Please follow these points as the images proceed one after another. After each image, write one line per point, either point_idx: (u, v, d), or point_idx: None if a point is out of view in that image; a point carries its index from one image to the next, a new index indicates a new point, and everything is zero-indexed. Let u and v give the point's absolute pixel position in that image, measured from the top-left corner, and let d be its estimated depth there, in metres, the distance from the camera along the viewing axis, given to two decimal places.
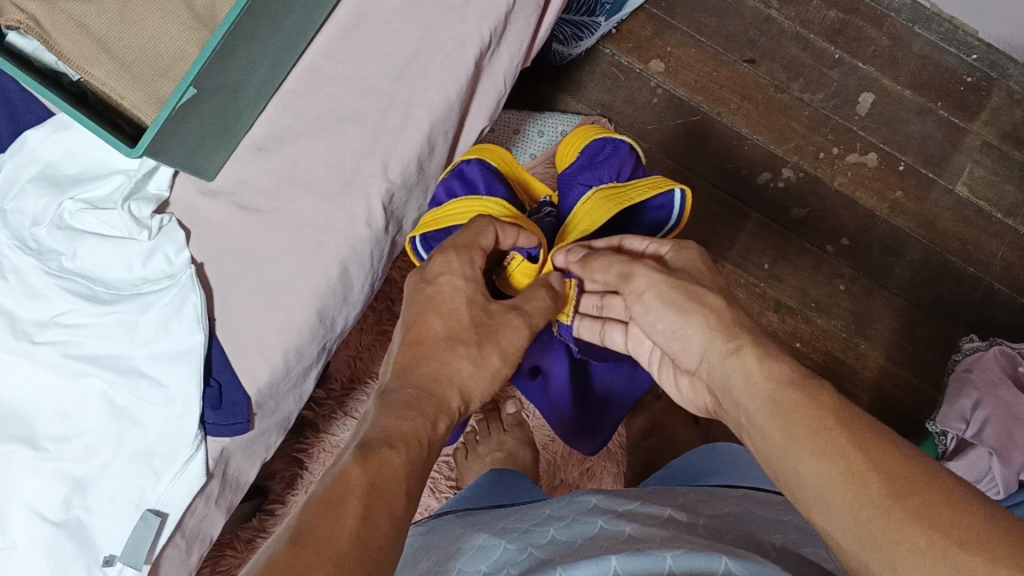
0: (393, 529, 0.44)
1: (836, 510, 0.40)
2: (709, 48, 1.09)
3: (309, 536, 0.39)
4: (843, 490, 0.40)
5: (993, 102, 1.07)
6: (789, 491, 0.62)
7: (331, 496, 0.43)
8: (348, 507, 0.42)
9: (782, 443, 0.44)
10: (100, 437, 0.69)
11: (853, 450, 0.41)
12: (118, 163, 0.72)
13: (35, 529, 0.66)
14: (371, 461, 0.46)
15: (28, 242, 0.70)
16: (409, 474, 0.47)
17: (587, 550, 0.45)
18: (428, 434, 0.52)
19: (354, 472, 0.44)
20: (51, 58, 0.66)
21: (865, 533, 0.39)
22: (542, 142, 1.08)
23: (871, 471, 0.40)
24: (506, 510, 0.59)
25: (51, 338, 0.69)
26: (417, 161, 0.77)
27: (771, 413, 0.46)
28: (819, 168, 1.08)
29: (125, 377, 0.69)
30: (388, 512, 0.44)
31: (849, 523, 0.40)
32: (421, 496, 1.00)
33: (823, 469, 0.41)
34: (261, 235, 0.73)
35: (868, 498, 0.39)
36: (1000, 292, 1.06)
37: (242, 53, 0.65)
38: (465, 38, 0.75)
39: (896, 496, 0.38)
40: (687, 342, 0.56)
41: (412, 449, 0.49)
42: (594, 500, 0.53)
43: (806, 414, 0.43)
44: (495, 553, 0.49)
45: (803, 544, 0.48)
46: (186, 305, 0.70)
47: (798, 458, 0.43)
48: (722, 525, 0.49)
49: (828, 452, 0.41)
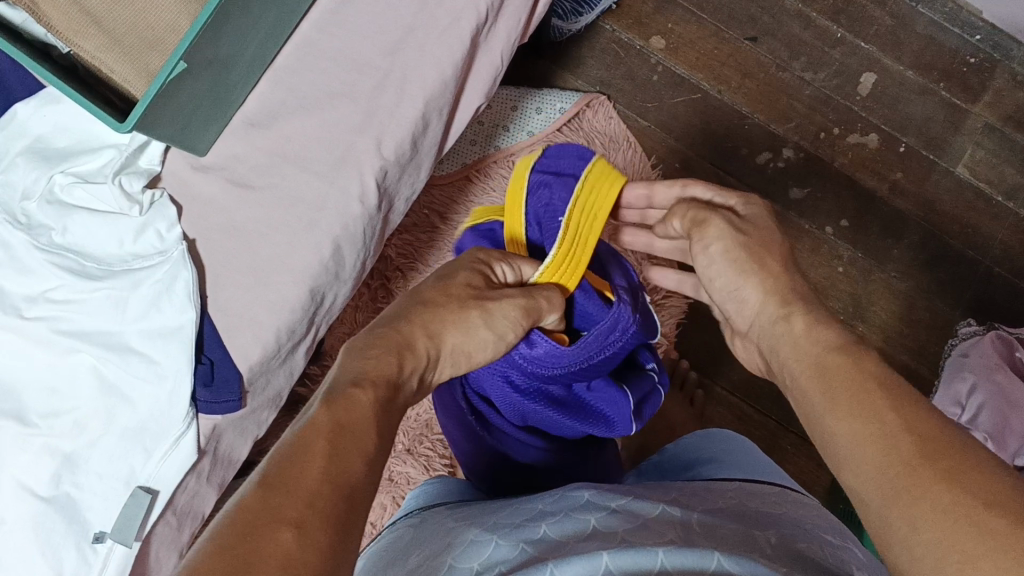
0: (369, 473, 0.45)
1: (865, 470, 0.46)
2: (710, 24, 1.07)
3: (279, 473, 0.41)
4: (876, 448, 0.46)
5: (996, 84, 1.05)
6: (791, 484, 0.61)
7: (368, 442, 0.47)
8: (364, 448, 0.46)
9: (825, 403, 0.52)
10: (90, 412, 0.68)
11: (889, 414, 0.47)
12: (109, 137, 0.71)
13: (24, 505, 0.66)
14: (336, 401, 0.48)
15: (20, 216, 0.70)
16: (377, 424, 0.49)
17: (579, 547, 0.45)
18: (395, 374, 0.54)
19: (324, 414, 0.46)
20: (41, 31, 0.65)
21: (892, 488, 0.44)
22: (540, 120, 1.07)
23: (906, 435, 0.45)
24: (495, 503, 0.59)
25: (40, 313, 0.69)
26: (410, 138, 0.75)
27: (819, 380, 0.53)
28: (819, 148, 1.07)
29: (116, 353, 0.69)
30: (360, 453, 0.46)
31: (878, 478, 0.45)
32: (415, 473, 0.99)
33: (862, 431, 0.47)
34: (253, 212, 0.72)
35: (899, 459, 0.44)
36: (999, 276, 1.06)
37: (234, 26, 0.64)
38: (462, 12, 0.73)
39: (925, 456, 0.43)
40: (742, 304, 0.69)
41: (382, 394, 0.51)
42: (589, 494, 0.53)
43: (856, 379, 0.50)
44: (485, 549, 0.48)
45: (798, 539, 0.47)
46: (177, 282, 0.70)
47: (835, 418, 0.50)
48: (716, 521, 0.48)
49: (867, 416, 0.48)
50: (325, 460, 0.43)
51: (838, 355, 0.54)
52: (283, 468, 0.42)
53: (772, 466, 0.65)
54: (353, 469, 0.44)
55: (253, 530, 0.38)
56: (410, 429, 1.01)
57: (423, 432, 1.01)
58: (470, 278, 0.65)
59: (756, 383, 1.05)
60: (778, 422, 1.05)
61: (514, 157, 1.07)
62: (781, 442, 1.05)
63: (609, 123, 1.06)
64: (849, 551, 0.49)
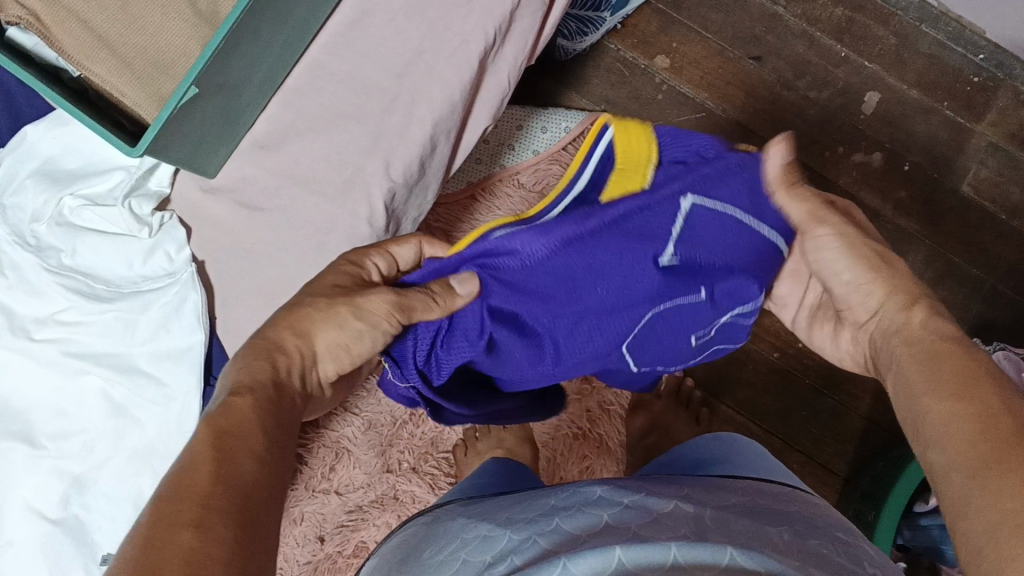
0: (263, 471, 0.43)
1: (953, 445, 0.42)
2: (714, 45, 1.08)
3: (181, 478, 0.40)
4: (971, 425, 0.42)
5: (999, 102, 1.06)
6: (797, 484, 0.60)
7: (269, 454, 0.45)
8: (256, 446, 0.44)
9: (920, 389, 0.46)
10: (98, 434, 0.71)
11: (991, 397, 0.42)
12: (119, 160, 0.71)
13: (33, 526, 0.69)
14: (214, 413, 0.45)
15: (28, 238, 0.71)
16: (263, 425, 0.46)
17: (590, 541, 0.43)
18: (274, 378, 0.50)
19: (204, 424, 0.43)
20: (52, 54, 0.65)
21: (978, 461, 0.40)
22: (546, 138, 1.07)
23: (1003, 414, 0.41)
24: (509, 499, 0.58)
25: (51, 335, 0.71)
26: (418, 160, 0.74)
27: (922, 368, 0.47)
28: (824, 167, 1.08)
29: (123, 375, 0.71)
30: (249, 453, 0.43)
31: (965, 454, 0.41)
32: (420, 492, 0.99)
33: (956, 409, 0.43)
34: (262, 234, 0.73)
35: (989, 438, 0.40)
36: (1003, 293, 1.06)
37: (245, 50, 0.64)
38: (469, 35, 0.71)
39: (1018, 438, 0.40)
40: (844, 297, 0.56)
41: (262, 396, 0.48)
42: (601, 490, 0.51)
43: (957, 359, 0.45)
44: (500, 544, 0.46)
45: (812, 537, 0.45)
46: (185, 305, 0.71)
47: (932, 398, 0.45)
48: (729, 516, 0.46)
49: (963, 395, 0.43)
50: (216, 462, 0.41)
51: (948, 343, 0.47)
52: (191, 480, 0.39)
53: (782, 467, 0.64)
54: (242, 470, 0.42)
55: (155, 534, 0.36)
56: (416, 447, 1.01)
57: (428, 450, 1.01)
58: (336, 279, 0.56)
59: (761, 401, 1.05)
60: (783, 440, 1.05)
61: (519, 176, 1.06)
62: (787, 460, 1.04)
63: None
64: (862, 548, 0.47)
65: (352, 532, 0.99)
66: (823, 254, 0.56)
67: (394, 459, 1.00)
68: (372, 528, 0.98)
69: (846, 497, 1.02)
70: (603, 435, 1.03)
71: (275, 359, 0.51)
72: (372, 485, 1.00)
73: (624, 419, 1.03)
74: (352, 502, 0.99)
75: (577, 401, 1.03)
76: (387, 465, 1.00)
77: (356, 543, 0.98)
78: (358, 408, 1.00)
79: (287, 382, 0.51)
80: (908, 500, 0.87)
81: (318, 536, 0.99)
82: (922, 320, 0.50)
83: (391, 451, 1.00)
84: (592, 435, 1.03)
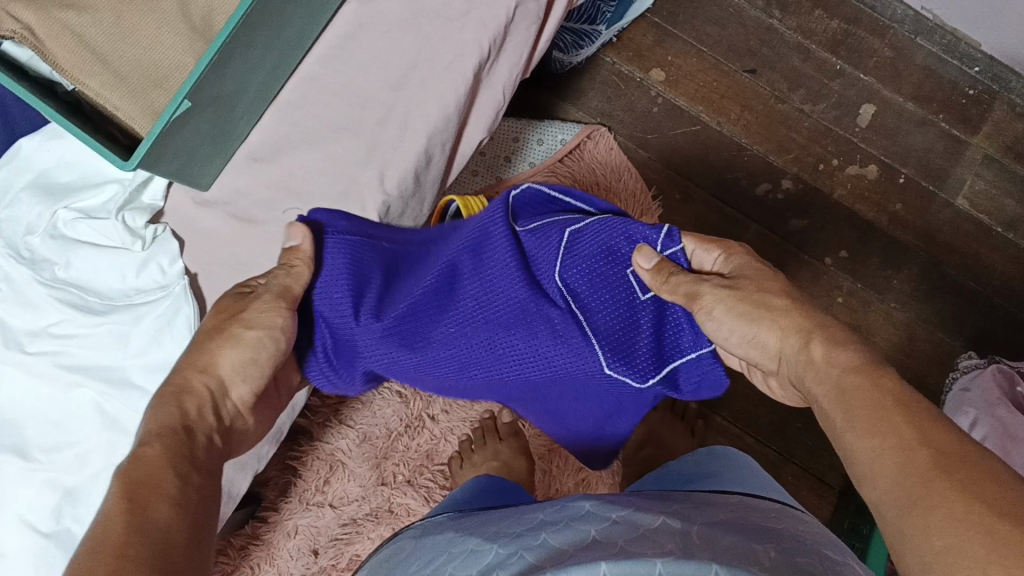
0: (178, 509, 0.47)
1: (880, 484, 0.42)
2: (710, 58, 1.08)
3: (99, 530, 0.43)
4: (894, 461, 0.41)
5: (994, 116, 1.06)
6: (786, 500, 0.60)
7: (188, 504, 0.48)
8: (169, 487, 0.47)
9: (843, 428, 0.46)
10: (92, 446, 0.70)
11: (907, 429, 0.42)
12: (112, 173, 0.72)
13: (24, 537, 0.68)
14: (124, 467, 0.48)
15: (22, 251, 0.71)
16: (176, 468, 0.49)
17: (577, 556, 0.43)
18: (179, 420, 0.53)
19: (116, 479, 0.47)
20: (46, 68, 0.65)
21: (908, 498, 0.40)
22: (542, 151, 1.07)
23: (921, 446, 0.41)
24: (499, 512, 0.58)
25: (42, 348, 0.70)
26: (413, 173, 0.74)
27: (836, 406, 0.46)
28: (818, 179, 1.08)
29: (116, 389, 0.70)
30: (163, 498, 0.47)
31: (892, 491, 0.41)
32: (415, 505, 0.99)
33: (877, 446, 0.43)
34: (256, 246, 0.73)
35: (914, 471, 0.40)
36: (999, 306, 1.06)
37: (238, 63, 0.64)
38: (465, 48, 0.72)
39: (942, 468, 0.39)
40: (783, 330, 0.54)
41: (171, 442, 0.51)
42: (589, 505, 0.51)
43: (869, 392, 0.45)
44: (485, 558, 0.46)
45: (799, 555, 0.45)
46: (179, 317, 0.71)
47: (853, 435, 0.44)
48: (717, 533, 0.46)
49: (885, 432, 0.43)
50: (128, 512, 0.44)
51: (855, 377, 0.47)
52: (105, 534, 0.43)
53: (770, 480, 0.64)
54: (156, 514, 0.45)
55: None
56: (411, 459, 1.01)
57: (424, 463, 1.01)
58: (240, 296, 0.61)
59: (757, 414, 1.05)
60: (778, 453, 1.05)
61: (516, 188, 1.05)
62: (782, 471, 1.04)
63: (610, 155, 1.06)
64: (849, 567, 0.47)
65: (346, 545, 0.98)
66: (716, 311, 0.56)
67: (389, 472, 1.01)
68: (366, 542, 0.98)
69: (841, 510, 1.02)
70: None
71: (182, 401, 0.54)
72: (366, 498, 1.00)
73: None
74: (346, 515, 0.99)
75: None
76: (381, 478, 1.00)
77: (349, 557, 0.98)
78: (352, 421, 1.01)
79: (197, 421, 0.54)
80: None
81: (312, 549, 0.98)
82: (823, 354, 0.50)
83: (386, 464, 1.01)
84: None
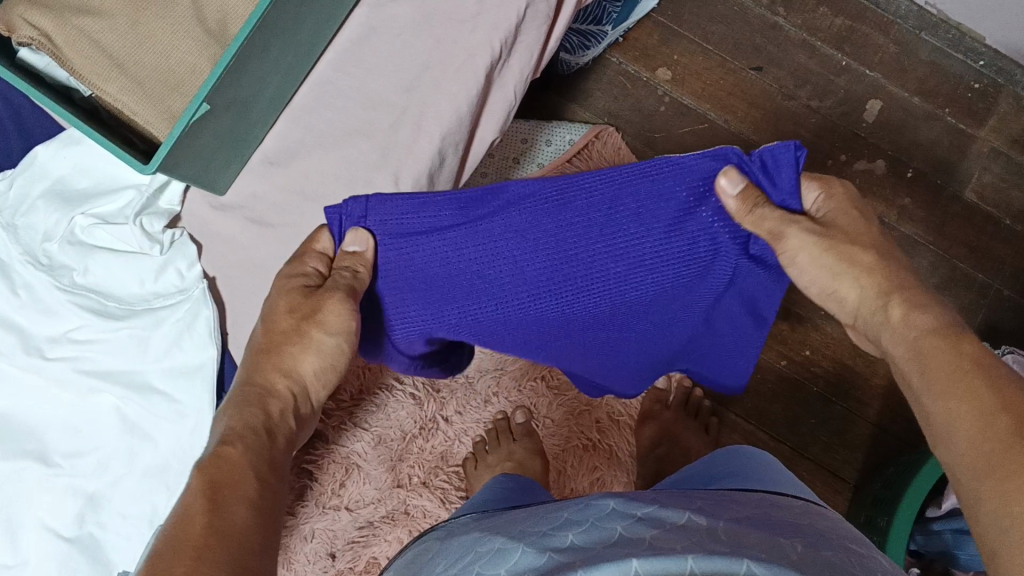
0: (252, 512, 0.48)
1: (960, 445, 0.45)
2: (715, 56, 1.09)
3: (190, 539, 0.44)
4: (972, 425, 0.44)
5: (1000, 108, 1.07)
6: (805, 494, 0.60)
7: (265, 507, 0.50)
8: (248, 490, 0.49)
9: (920, 387, 0.48)
10: (113, 453, 0.73)
11: (985, 391, 0.45)
12: (130, 177, 0.72)
13: (47, 544, 0.71)
14: (205, 465, 0.50)
15: (41, 257, 0.72)
16: (255, 472, 0.51)
17: (605, 553, 0.43)
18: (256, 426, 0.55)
19: (196, 478, 0.49)
20: (62, 75, 0.66)
21: (985, 464, 0.43)
22: (551, 151, 1.08)
23: (1001, 412, 0.43)
24: (521, 513, 0.57)
25: (64, 353, 0.72)
26: (428, 175, 0.73)
27: (915, 368, 0.49)
28: (827, 174, 1.08)
29: (138, 393, 0.73)
30: (241, 500, 0.48)
31: (974, 455, 0.44)
32: (431, 506, 1.00)
33: (953, 408, 0.46)
34: (271, 250, 0.73)
35: (994, 437, 0.43)
36: (1009, 298, 1.06)
37: (254, 68, 0.65)
38: (476, 49, 0.72)
39: (1020, 434, 0.42)
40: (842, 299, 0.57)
41: (250, 444, 0.53)
42: (615, 502, 0.51)
43: (946, 355, 0.48)
44: (513, 557, 0.46)
45: (825, 547, 0.45)
46: (198, 320, 0.72)
47: (931, 398, 0.47)
48: (742, 528, 0.46)
49: (961, 393, 0.46)
50: (207, 513, 0.46)
51: (932, 344, 0.49)
52: (186, 536, 0.44)
53: (791, 476, 0.65)
54: (235, 516, 0.47)
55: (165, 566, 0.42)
56: (426, 462, 1.01)
57: (438, 465, 1.01)
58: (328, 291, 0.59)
59: (771, 411, 1.05)
60: (792, 448, 1.05)
61: None
62: (796, 467, 1.04)
63: (618, 154, 1.07)
64: (876, 560, 0.47)
65: (363, 548, 0.99)
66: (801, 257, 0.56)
67: (404, 474, 1.01)
68: (383, 544, 0.99)
69: (856, 505, 1.02)
70: (613, 446, 1.03)
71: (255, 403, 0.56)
72: (382, 501, 1.00)
73: (634, 430, 1.03)
74: (362, 518, 0.99)
75: (584, 412, 1.03)
76: (396, 480, 1.00)
77: (367, 560, 0.99)
78: (367, 423, 1.01)
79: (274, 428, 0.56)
80: (921, 505, 0.87)
81: (329, 553, 0.99)
82: (903, 316, 0.52)
83: (401, 466, 1.01)
84: (602, 446, 1.03)
